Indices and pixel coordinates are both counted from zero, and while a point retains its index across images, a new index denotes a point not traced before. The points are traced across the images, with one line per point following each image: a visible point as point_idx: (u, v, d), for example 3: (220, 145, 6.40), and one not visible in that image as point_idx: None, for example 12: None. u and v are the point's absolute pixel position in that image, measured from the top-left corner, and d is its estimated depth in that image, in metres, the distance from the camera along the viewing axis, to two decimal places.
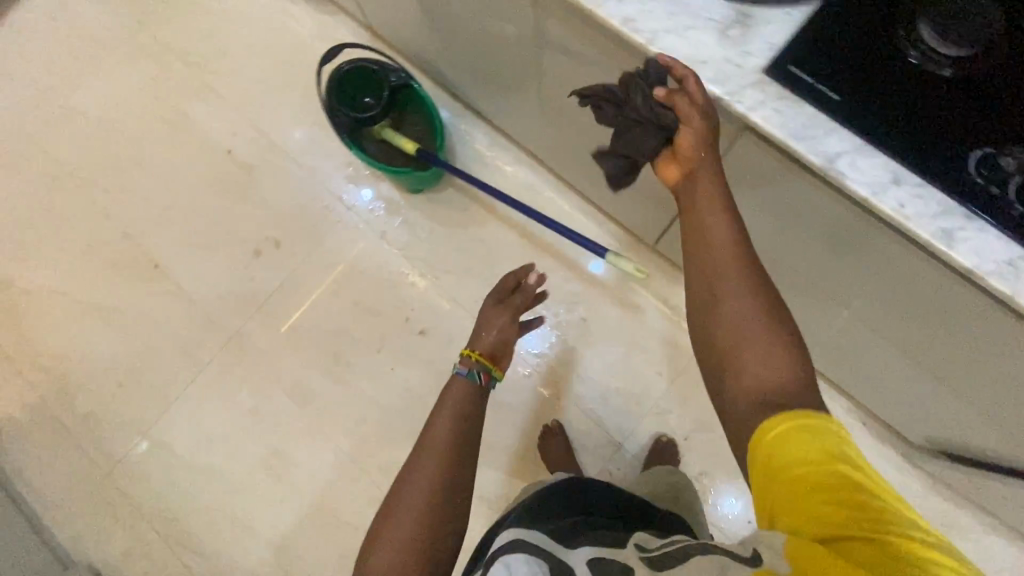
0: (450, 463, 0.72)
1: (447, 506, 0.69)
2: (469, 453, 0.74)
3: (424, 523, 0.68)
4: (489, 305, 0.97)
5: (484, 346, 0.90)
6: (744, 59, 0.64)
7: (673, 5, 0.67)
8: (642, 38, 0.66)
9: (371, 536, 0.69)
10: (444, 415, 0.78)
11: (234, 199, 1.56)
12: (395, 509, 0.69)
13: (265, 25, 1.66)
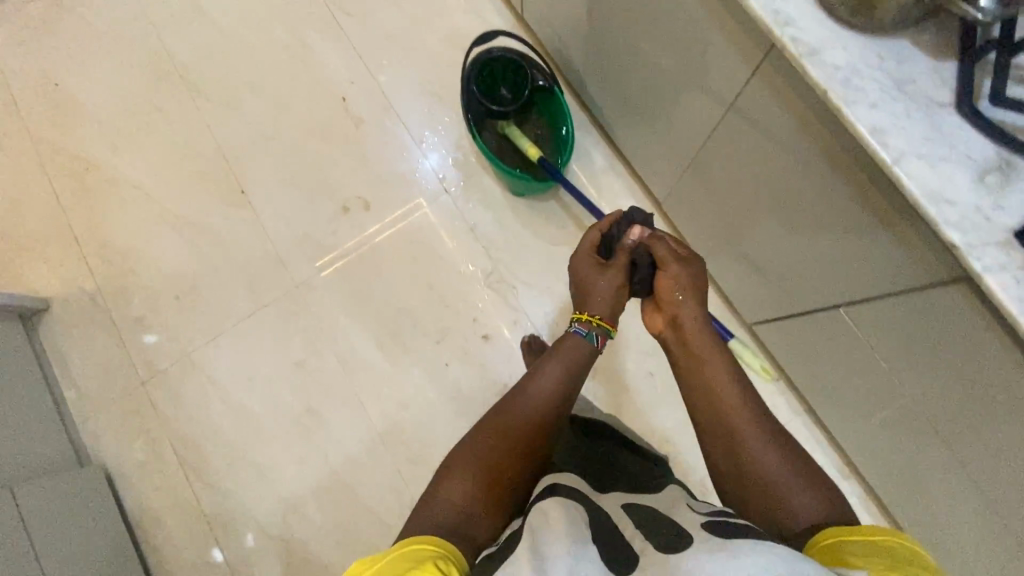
0: (537, 423, 0.80)
1: (520, 461, 0.77)
2: (557, 417, 0.82)
3: (500, 467, 0.75)
4: (589, 258, 0.94)
5: (602, 307, 0.89)
6: (995, 214, 0.58)
7: (932, 130, 0.60)
8: (888, 157, 0.60)
9: (443, 469, 0.75)
10: (549, 375, 0.84)
11: (336, 149, 1.53)
12: (477, 444, 0.76)
13: None
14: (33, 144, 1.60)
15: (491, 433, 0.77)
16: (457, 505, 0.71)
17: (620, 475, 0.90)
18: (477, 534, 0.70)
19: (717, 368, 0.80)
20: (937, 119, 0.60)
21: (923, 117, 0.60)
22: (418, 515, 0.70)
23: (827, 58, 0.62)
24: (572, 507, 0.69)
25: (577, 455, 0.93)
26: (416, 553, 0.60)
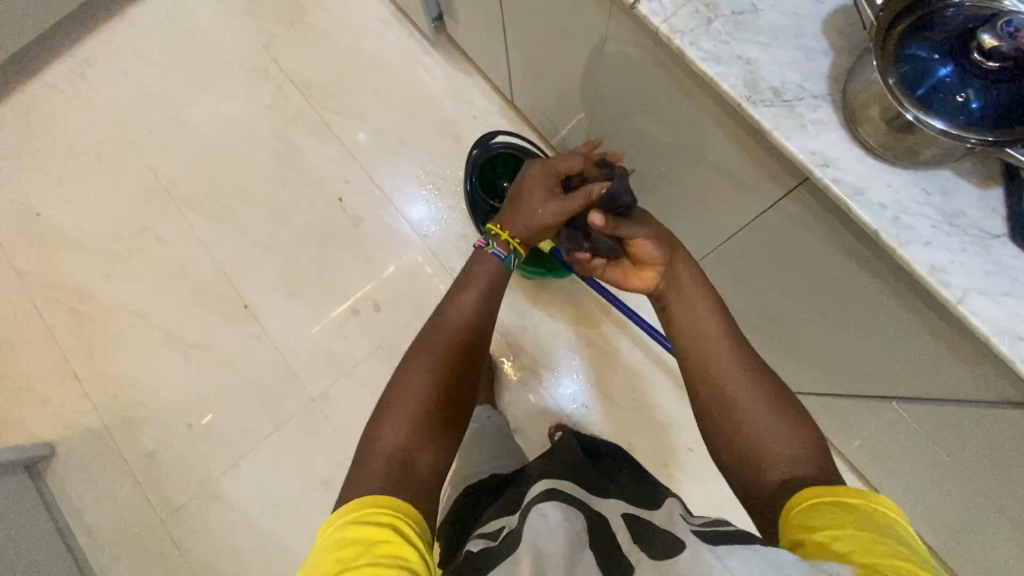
0: (471, 341, 0.83)
1: (453, 381, 0.79)
2: (484, 329, 0.86)
3: (438, 391, 0.77)
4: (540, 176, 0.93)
5: (521, 228, 0.91)
6: None
7: (991, 263, 0.59)
8: (951, 295, 0.59)
9: (385, 401, 0.77)
10: (472, 289, 0.88)
11: (341, 252, 1.50)
12: (416, 369, 0.79)
13: (395, 72, 1.58)
14: (21, 278, 1.54)
15: (433, 356, 0.80)
16: (395, 447, 0.72)
17: (614, 482, 0.82)
18: (416, 459, 0.72)
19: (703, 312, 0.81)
20: (993, 251, 0.59)
21: (980, 250, 0.59)
22: (365, 453, 0.73)
23: (873, 197, 0.61)
24: (571, 516, 0.62)
25: (568, 462, 0.85)
26: (375, 539, 0.61)
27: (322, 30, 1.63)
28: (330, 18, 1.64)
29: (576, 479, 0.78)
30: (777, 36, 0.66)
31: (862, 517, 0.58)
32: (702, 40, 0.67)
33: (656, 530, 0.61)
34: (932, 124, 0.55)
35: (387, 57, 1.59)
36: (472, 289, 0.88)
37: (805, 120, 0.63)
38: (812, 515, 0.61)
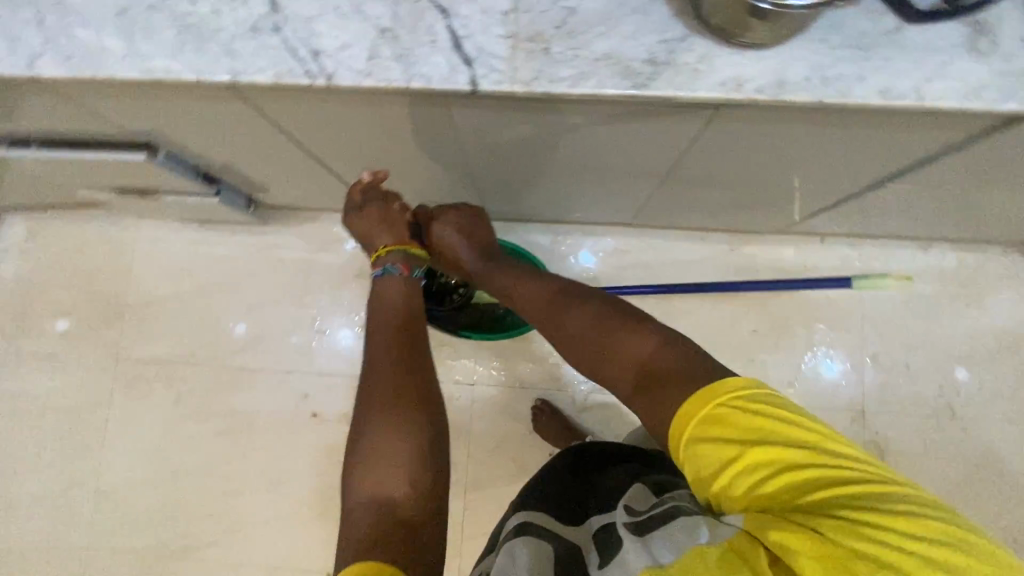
0: (409, 357, 0.81)
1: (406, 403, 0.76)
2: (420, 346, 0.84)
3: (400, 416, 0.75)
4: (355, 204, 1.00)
5: (392, 238, 0.97)
6: (1012, 64, 0.62)
7: (917, 51, 0.62)
8: (912, 100, 0.62)
9: (352, 447, 0.75)
10: (390, 306, 0.88)
11: None
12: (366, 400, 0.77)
13: (257, 276, 1.46)
14: None
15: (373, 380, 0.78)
16: (372, 496, 0.70)
17: (606, 487, 0.83)
18: (398, 502, 0.68)
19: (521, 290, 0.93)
20: (910, 42, 0.62)
21: (902, 49, 0.62)
22: (344, 512, 0.70)
23: (794, 78, 0.62)
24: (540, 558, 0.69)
25: (543, 483, 0.88)
26: None
27: (155, 299, 1.47)
28: (154, 283, 1.47)
29: (559, 510, 0.79)
30: (611, 18, 0.64)
31: (739, 433, 0.62)
32: (557, 72, 0.64)
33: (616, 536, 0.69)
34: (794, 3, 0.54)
35: (239, 270, 1.47)
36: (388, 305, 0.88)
37: (693, 65, 0.63)
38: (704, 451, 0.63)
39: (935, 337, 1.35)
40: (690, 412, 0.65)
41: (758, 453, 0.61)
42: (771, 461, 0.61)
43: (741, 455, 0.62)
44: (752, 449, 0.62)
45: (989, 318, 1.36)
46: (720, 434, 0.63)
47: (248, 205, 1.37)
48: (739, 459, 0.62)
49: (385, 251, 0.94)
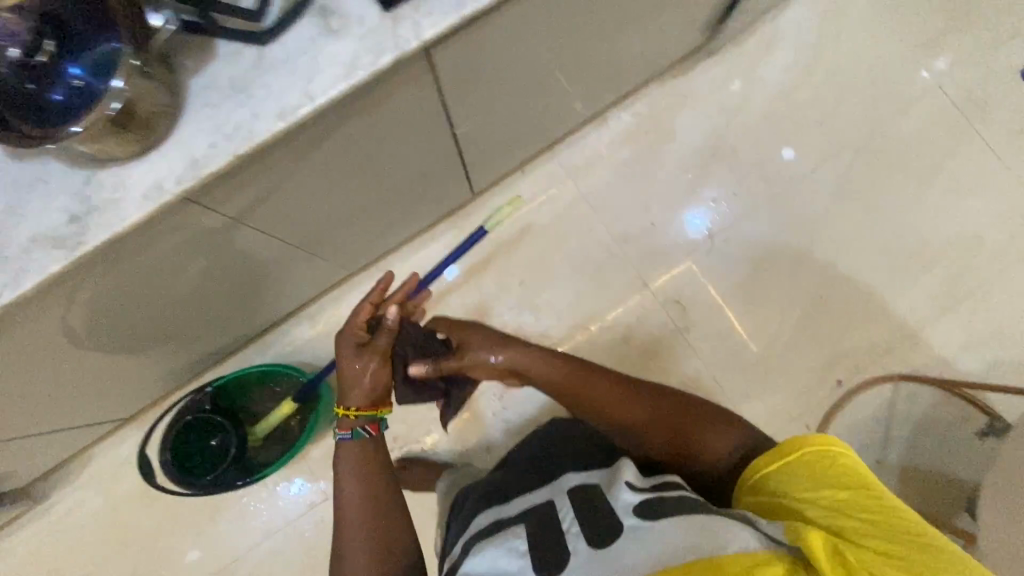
0: (382, 516, 0.86)
1: (387, 506, 0.87)
2: (386, 497, 0.89)
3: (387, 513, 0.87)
4: (352, 339, 0.97)
5: (362, 399, 0.94)
6: (366, 23, 0.64)
7: (284, 65, 0.64)
8: (307, 106, 0.63)
9: None
10: (348, 474, 0.90)
11: None
12: (350, 499, 0.88)
13: (70, 549, 1.35)
14: None
15: (362, 489, 0.88)
16: None
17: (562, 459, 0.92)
18: None
19: (575, 375, 0.92)
20: (276, 61, 0.64)
21: (272, 71, 0.64)
22: None
23: (201, 152, 0.62)
24: (519, 545, 0.69)
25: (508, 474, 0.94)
26: None
27: None
28: None
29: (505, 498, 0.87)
30: (18, 205, 0.62)
31: (832, 465, 0.70)
32: None
33: (614, 517, 0.68)
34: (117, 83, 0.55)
35: (48, 558, 1.35)
36: (355, 471, 0.90)
37: (112, 197, 0.62)
38: (786, 459, 0.72)
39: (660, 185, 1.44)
40: (805, 439, 0.72)
41: (836, 491, 0.68)
42: (845, 505, 0.66)
43: (814, 482, 0.69)
44: (830, 488, 0.68)
45: (687, 144, 1.45)
46: (813, 463, 0.71)
47: (2, 501, 1.26)
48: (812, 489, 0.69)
49: (353, 414, 0.93)
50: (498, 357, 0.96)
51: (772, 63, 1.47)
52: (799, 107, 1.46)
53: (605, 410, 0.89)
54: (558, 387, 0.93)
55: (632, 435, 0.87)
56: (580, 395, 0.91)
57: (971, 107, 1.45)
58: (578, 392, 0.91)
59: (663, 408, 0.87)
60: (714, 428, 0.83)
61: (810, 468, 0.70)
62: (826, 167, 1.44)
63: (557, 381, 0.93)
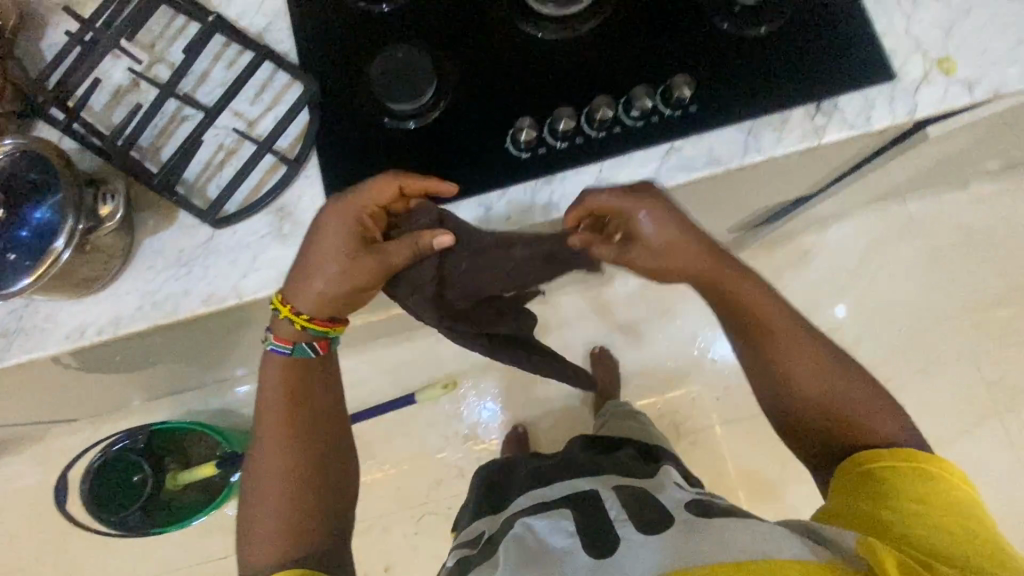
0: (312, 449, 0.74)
1: (329, 427, 0.76)
2: (326, 427, 0.76)
3: (299, 485, 0.72)
4: (356, 230, 0.63)
5: (312, 303, 0.66)
6: None
7: (228, 252, 0.67)
8: (234, 299, 0.66)
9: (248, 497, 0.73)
10: (281, 394, 0.73)
11: None
12: (272, 457, 0.73)
13: None
14: None
15: (291, 440, 0.73)
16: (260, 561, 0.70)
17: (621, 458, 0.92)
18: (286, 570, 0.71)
19: (783, 337, 0.73)
20: (221, 247, 0.67)
21: (214, 255, 0.67)
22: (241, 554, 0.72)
23: (129, 311, 0.66)
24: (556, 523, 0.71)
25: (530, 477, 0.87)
26: None
27: None
28: None
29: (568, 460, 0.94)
30: None
31: (922, 487, 0.64)
32: None
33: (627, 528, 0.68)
34: (60, 244, 0.59)
35: None
36: (290, 394, 0.73)
37: (39, 325, 0.67)
38: (876, 469, 0.67)
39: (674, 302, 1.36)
40: (879, 455, 0.67)
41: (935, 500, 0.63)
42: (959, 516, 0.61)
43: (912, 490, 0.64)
44: (925, 493, 0.63)
45: (685, 330, 1.40)
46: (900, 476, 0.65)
47: None
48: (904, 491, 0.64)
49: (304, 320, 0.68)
50: (664, 220, 0.64)
51: (800, 278, 1.41)
52: None
53: (767, 351, 0.73)
54: (759, 322, 0.73)
55: (795, 386, 0.72)
56: (769, 333, 0.73)
57: (1003, 394, 1.33)
58: (764, 335, 0.73)
59: (843, 388, 0.72)
60: (884, 423, 0.71)
61: (890, 479, 0.65)
62: None
63: (774, 316, 0.73)
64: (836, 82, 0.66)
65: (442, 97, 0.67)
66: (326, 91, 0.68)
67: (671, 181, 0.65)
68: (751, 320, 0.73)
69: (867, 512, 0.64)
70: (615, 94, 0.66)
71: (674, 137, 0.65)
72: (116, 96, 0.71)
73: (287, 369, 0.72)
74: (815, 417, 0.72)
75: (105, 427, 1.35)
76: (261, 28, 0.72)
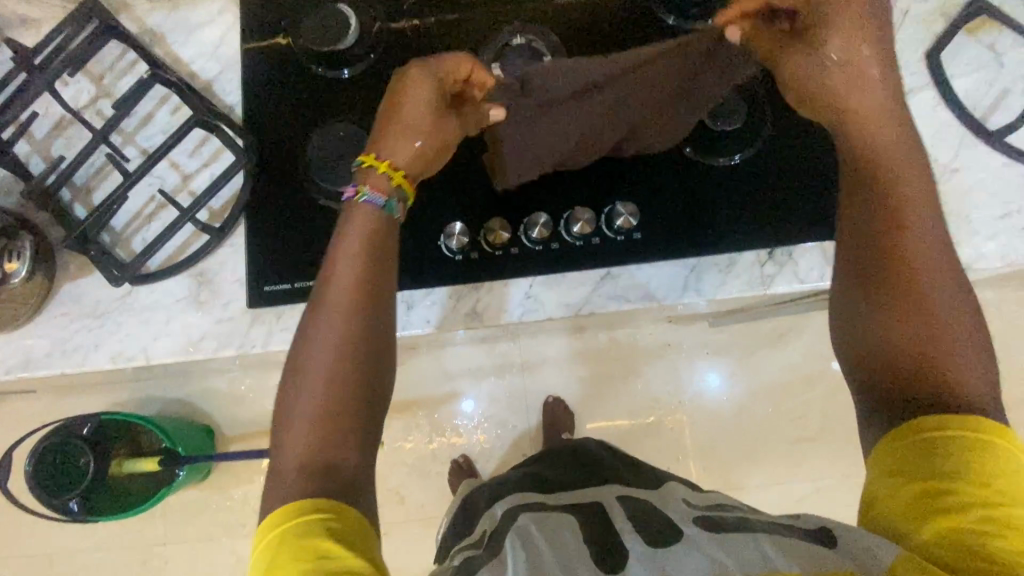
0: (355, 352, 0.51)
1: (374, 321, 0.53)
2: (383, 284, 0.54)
3: (338, 421, 0.49)
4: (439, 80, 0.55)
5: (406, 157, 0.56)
6: (230, 310, 0.65)
7: (142, 311, 0.65)
8: (142, 359, 0.65)
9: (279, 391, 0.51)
10: (342, 266, 0.53)
11: None
12: (300, 399, 0.50)
13: None
14: None
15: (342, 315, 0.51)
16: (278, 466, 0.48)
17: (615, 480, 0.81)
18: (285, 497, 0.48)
19: (935, 232, 0.51)
20: (135, 304, 0.65)
21: (128, 312, 0.65)
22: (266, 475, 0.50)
23: (40, 354, 0.66)
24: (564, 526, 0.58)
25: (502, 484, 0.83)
26: None
27: None
28: None
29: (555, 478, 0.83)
30: None
31: (1004, 465, 0.44)
32: None
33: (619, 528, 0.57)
34: None
35: None
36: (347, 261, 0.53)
37: None
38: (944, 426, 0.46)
39: (651, 347, 1.30)
40: (927, 420, 0.46)
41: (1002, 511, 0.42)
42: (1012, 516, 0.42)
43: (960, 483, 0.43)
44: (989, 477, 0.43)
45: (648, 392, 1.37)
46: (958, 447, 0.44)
47: None
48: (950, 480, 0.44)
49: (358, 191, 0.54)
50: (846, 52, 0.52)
51: (775, 358, 1.36)
52: (780, 413, 1.36)
53: (908, 241, 0.51)
54: (888, 186, 0.52)
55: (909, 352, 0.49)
56: (884, 184, 0.52)
57: None
58: (889, 199, 0.52)
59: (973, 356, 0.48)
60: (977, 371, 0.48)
61: (938, 446, 0.45)
62: (774, 486, 1.34)
63: (925, 246, 0.51)
64: (796, 228, 0.61)
65: None
66: (267, 156, 0.66)
67: (602, 308, 0.62)
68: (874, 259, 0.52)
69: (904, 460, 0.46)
70: (558, 207, 0.63)
71: (612, 263, 0.62)
72: (58, 128, 0.70)
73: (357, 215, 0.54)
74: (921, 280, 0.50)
75: (62, 403, 1.37)
76: (212, 75, 0.70)
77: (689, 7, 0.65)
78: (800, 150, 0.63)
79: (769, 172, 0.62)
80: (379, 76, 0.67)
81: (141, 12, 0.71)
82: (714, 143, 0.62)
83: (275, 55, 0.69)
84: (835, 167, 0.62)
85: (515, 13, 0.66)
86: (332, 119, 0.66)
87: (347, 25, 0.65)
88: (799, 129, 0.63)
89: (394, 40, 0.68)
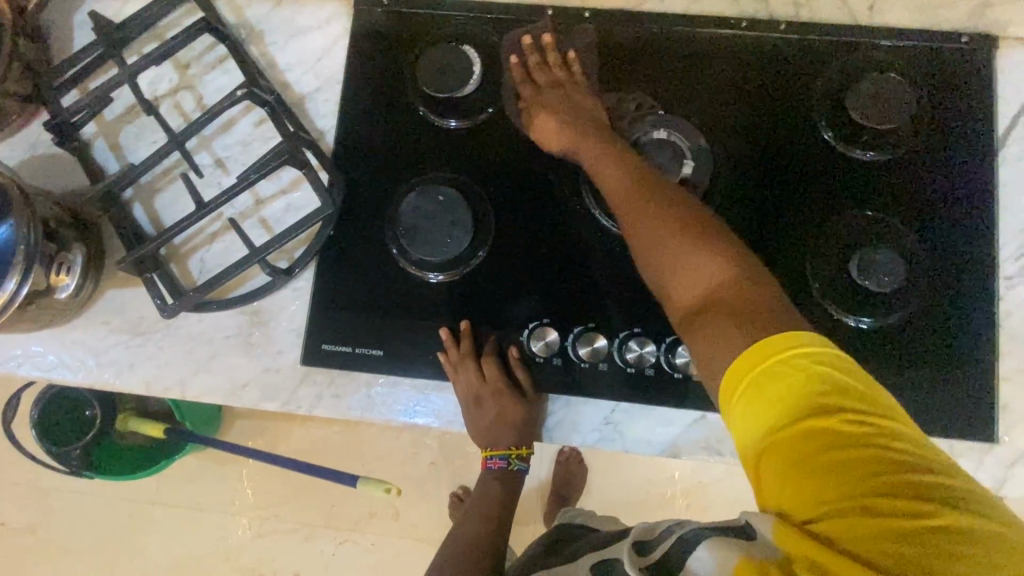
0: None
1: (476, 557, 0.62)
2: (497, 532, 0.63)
3: None
4: (477, 404, 0.55)
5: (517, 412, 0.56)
6: (279, 360, 0.59)
7: (186, 340, 0.60)
8: (176, 391, 0.59)
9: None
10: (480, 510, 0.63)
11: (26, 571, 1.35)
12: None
13: None
14: None
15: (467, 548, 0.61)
16: None
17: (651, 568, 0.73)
18: None
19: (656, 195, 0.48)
20: (181, 330, 0.60)
21: (171, 336, 0.60)
22: None
23: (69, 360, 0.60)
24: None
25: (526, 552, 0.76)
26: None
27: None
28: None
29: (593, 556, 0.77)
30: None
31: (855, 395, 0.37)
32: None
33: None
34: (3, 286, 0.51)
35: None
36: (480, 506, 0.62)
37: None
38: (801, 349, 0.38)
39: None
40: (777, 339, 0.38)
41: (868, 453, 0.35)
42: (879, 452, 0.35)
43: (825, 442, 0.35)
44: (844, 417, 0.36)
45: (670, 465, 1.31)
46: (799, 393, 0.37)
47: None
48: (811, 436, 0.35)
49: (526, 451, 0.58)
50: (553, 111, 0.55)
51: None
52: None
53: (659, 223, 0.46)
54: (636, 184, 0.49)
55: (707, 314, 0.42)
56: (641, 193, 0.48)
57: None
58: (623, 192, 0.49)
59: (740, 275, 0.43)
60: (746, 293, 0.42)
61: (784, 402, 0.37)
62: None
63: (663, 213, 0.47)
64: (925, 416, 0.54)
65: (481, 253, 0.57)
66: (353, 198, 0.59)
67: (686, 455, 0.56)
68: (659, 268, 0.46)
69: (774, 413, 0.37)
70: (663, 331, 0.55)
71: (710, 408, 0.55)
72: (131, 113, 0.63)
73: (496, 473, 0.61)
74: (692, 278, 0.44)
75: None
76: (307, 90, 0.62)
77: (859, 132, 0.56)
78: (952, 328, 0.55)
79: (908, 346, 0.55)
80: (493, 131, 0.59)
81: (243, 2, 0.63)
82: (858, 300, 0.54)
83: (380, 83, 0.61)
84: (986, 354, 0.54)
85: (658, 98, 0.58)
86: (432, 173, 0.59)
87: (470, 73, 0.57)
88: (953, 304, 0.55)
89: (515, 93, 0.60)
